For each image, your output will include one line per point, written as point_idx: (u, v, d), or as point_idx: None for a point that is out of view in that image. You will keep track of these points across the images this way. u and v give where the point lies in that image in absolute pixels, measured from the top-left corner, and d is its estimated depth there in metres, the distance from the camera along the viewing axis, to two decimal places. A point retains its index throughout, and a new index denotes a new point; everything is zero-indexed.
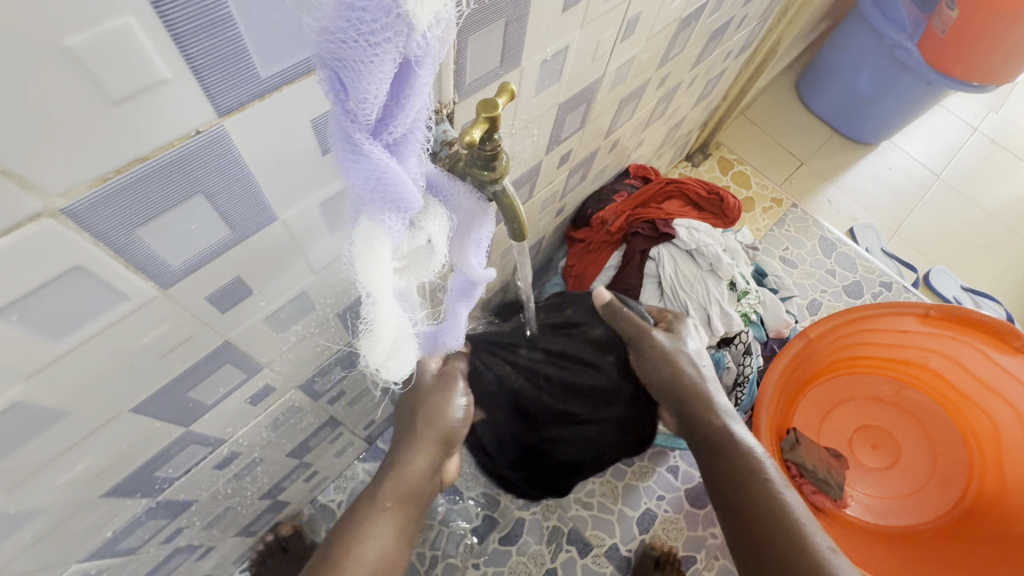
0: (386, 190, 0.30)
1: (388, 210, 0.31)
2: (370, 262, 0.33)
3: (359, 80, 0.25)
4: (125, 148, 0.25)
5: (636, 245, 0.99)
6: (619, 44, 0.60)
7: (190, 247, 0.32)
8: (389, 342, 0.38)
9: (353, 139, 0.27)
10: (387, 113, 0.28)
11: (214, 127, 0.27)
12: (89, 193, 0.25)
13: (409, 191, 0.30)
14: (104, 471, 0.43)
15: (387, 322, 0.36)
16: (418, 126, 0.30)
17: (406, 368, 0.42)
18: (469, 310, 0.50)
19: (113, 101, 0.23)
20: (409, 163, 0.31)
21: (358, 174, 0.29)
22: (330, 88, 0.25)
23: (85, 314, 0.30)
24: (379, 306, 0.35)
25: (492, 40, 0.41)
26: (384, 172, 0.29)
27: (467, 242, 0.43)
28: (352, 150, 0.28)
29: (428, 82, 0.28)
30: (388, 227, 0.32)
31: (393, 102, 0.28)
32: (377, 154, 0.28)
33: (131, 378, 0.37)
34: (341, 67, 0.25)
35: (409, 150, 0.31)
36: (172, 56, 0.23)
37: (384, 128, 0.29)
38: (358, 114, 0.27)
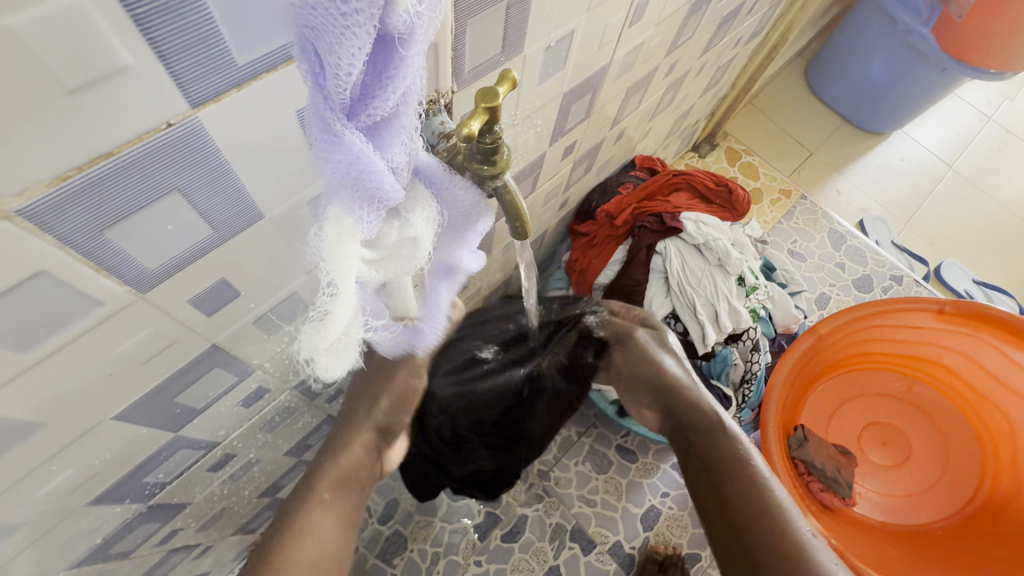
0: (361, 179, 0.27)
1: (362, 202, 0.28)
2: (332, 249, 0.29)
3: (333, 54, 0.22)
4: (87, 143, 0.22)
5: (643, 240, 0.96)
6: (627, 30, 0.57)
7: (167, 249, 0.30)
8: (337, 336, 0.34)
9: (329, 121, 0.25)
10: (367, 92, 0.26)
11: (188, 119, 0.25)
12: (48, 193, 0.22)
13: (387, 180, 0.27)
14: (89, 480, 0.42)
15: (343, 317, 0.33)
16: (403, 109, 0.28)
17: (338, 371, 0.38)
18: (451, 293, 0.46)
19: (69, 91, 0.20)
20: (391, 151, 0.29)
21: (332, 160, 0.26)
22: (305, 61, 0.23)
23: (54, 323, 0.28)
24: (338, 296, 0.31)
25: (492, 24, 0.38)
26: (358, 157, 0.26)
27: (460, 239, 0.40)
28: (328, 134, 0.25)
29: (414, 61, 0.26)
30: (362, 221, 0.29)
31: (374, 81, 0.26)
32: (353, 138, 0.25)
33: (110, 386, 0.35)
34: (315, 35, 0.22)
35: (390, 136, 0.28)
36: (135, 40, 0.21)
37: (363, 108, 0.26)
38: (333, 94, 0.24)
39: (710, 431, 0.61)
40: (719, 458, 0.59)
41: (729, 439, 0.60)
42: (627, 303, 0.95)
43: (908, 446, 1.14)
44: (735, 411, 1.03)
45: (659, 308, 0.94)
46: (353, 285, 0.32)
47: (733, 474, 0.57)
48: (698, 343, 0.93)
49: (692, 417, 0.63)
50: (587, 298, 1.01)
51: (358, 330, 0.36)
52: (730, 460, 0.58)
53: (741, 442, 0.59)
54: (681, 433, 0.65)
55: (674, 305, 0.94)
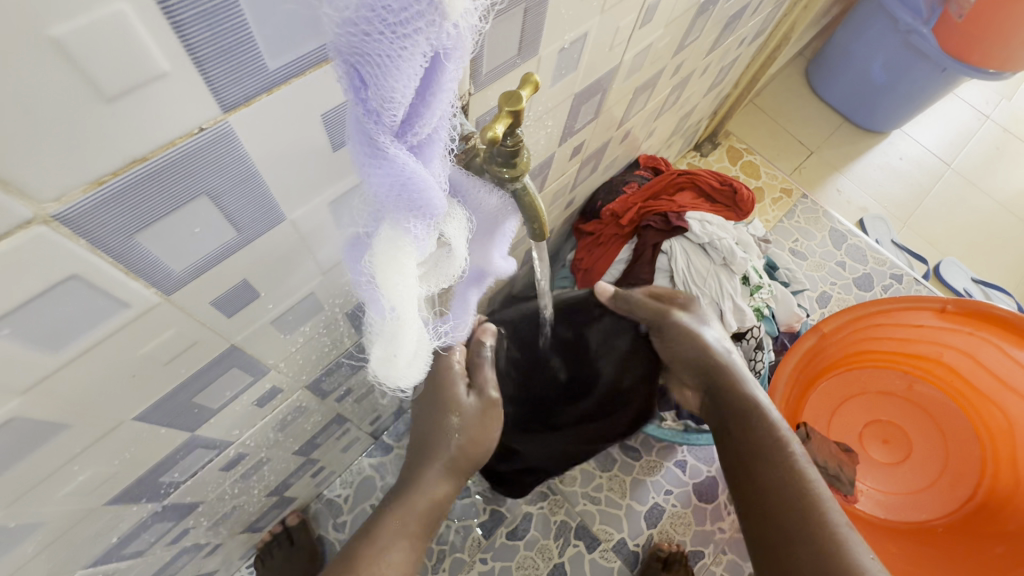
0: (409, 196, 0.27)
1: (413, 217, 0.29)
2: (392, 273, 0.30)
3: (385, 77, 0.23)
4: (124, 149, 0.23)
5: (648, 239, 0.96)
6: (637, 31, 0.58)
7: (194, 252, 0.30)
8: (411, 353, 0.35)
9: (377, 140, 0.25)
10: (411, 111, 0.26)
11: (219, 124, 0.25)
12: (85, 198, 0.23)
13: (435, 196, 0.28)
14: (108, 479, 0.42)
15: (410, 337, 0.34)
16: (442, 125, 0.28)
17: (415, 378, 0.39)
18: (479, 297, 0.48)
19: (108, 97, 0.21)
20: (434, 164, 0.29)
21: (380, 178, 0.26)
22: (349, 83, 0.23)
23: (84, 325, 0.28)
24: (402, 320, 0.32)
25: (510, 27, 0.38)
26: (409, 175, 0.26)
27: (492, 239, 0.43)
28: (375, 153, 0.26)
29: (455, 76, 0.26)
30: (413, 234, 0.29)
31: (418, 100, 0.26)
32: (402, 157, 0.26)
33: (133, 387, 0.35)
34: (363, 62, 0.22)
35: (433, 151, 0.28)
36: (173, 47, 0.21)
37: (407, 128, 0.27)
38: (383, 114, 0.24)
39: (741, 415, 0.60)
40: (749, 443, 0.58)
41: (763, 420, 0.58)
42: None
43: (910, 445, 1.15)
44: None
45: None
46: (414, 306, 0.33)
47: (769, 454, 0.56)
48: None
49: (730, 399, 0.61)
50: None
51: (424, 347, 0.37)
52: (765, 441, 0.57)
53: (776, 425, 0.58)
54: (719, 423, 0.63)
55: None
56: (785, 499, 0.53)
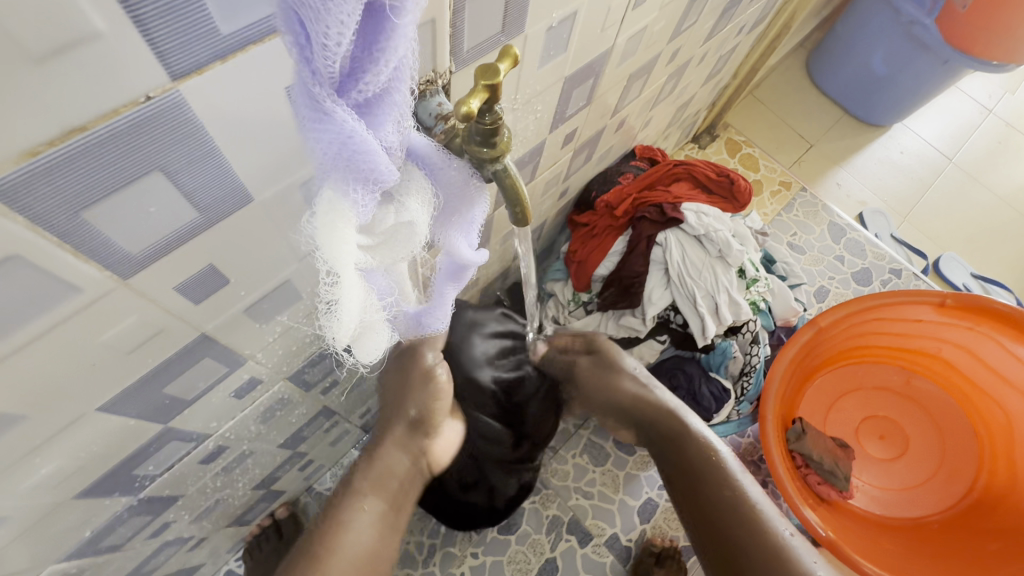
0: (353, 159, 0.26)
1: (355, 182, 0.27)
2: (332, 238, 0.28)
3: (317, 22, 0.21)
4: (60, 116, 0.21)
5: (643, 231, 0.94)
6: (630, 13, 0.56)
7: (150, 233, 0.28)
8: (356, 327, 0.35)
9: (316, 96, 0.23)
10: (357, 66, 0.24)
11: (168, 92, 0.23)
12: (17, 169, 0.21)
13: (380, 161, 0.26)
14: (75, 473, 0.40)
15: (352, 306, 0.33)
16: (396, 85, 0.26)
17: (377, 351, 0.41)
18: (457, 292, 0.46)
19: (35, 58, 0.19)
20: (385, 129, 0.27)
21: (321, 137, 0.25)
22: (288, 30, 0.22)
23: (31, 309, 0.26)
24: (341, 288, 0.31)
25: (492, 1, 0.36)
26: (350, 136, 0.25)
27: (456, 224, 0.39)
28: (315, 109, 0.24)
29: (408, 30, 0.24)
30: (356, 204, 0.27)
31: (364, 55, 0.24)
32: (342, 115, 0.24)
33: (95, 377, 0.34)
34: (298, 5, 0.21)
35: (384, 114, 0.27)
36: (105, 2, 0.19)
37: (353, 84, 0.25)
38: (320, 67, 0.23)
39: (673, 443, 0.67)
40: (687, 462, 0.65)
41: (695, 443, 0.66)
42: (627, 294, 0.94)
43: (905, 440, 1.15)
44: (734, 404, 1.02)
45: (659, 300, 0.93)
46: (356, 274, 0.32)
47: (705, 477, 0.63)
48: (698, 336, 0.92)
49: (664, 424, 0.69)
50: (586, 290, 1.00)
51: (375, 317, 0.37)
52: (701, 462, 0.64)
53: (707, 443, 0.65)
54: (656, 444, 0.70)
55: (674, 297, 0.93)
56: (728, 517, 0.61)
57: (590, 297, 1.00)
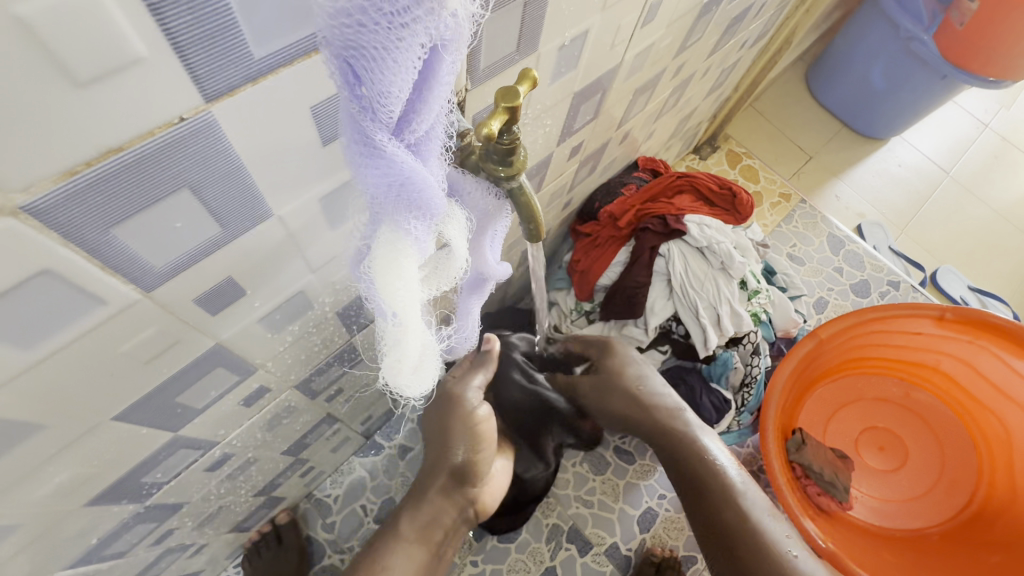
0: (407, 194, 0.27)
1: (412, 214, 0.28)
2: (391, 274, 0.29)
3: (380, 70, 0.22)
4: (97, 137, 0.21)
5: (645, 242, 0.95)
6: (639, 30, 0.57)
7: (175, 247, 0.29)
8: (416, 361, 0.34)
9: (372, 137, 0.24)
10: (409, 108, 0.25)
11: (201, 114, 0.24)
12: (55, 189, 0.21)
13: (433, 194, 0.28)
14: (87, 480, 0.41)
15: (415, 342, 0.33)
16: (440, 121, 0.27)
17: (426, 389, 0.37)
18: (481, 306, 0.48)
19: (79, 83, 0.19)
20: (432, 163, 0.28)
21: (377, 176, 0.26)
22: (343, 78, 0.22)
23: (57, 321, 0.27)
24: (405, 325, 0.31)
25: (509, 22, 0.37)
26: (407, 174, 0.26)
27: (485, 240, 0.41)
28: (370, 150, 0.25)
29: (453, 69, 0.25)
30: (413, 236, 0.29)
31: (417, 96, 0.25)
32: (400, 155, 0.25)
33: (113, 386, 0.34)
34: (358, 55, 0.21)
35: (431, 149, 0.28)
36: (149, 31, 0.20)
37: (407, 125, 0.26)
38: (379, 111, 0.23)
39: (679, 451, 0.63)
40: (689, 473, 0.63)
41: (692, 452, 0.63)
42: (629, 304, 0.95)
43: (905, 451, 1.15)
44: (734, 415, 1.02)
45: (661, 310, 0.94)
46: (419, 312, 0.32)
47: (704, 488, 0.61)
48: (700, 347, 0.93)
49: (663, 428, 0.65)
50: (588, 299, 1.01)
51: (433, 352, 0.37)
52: (702, 473, 0.62)
53: (703, 454, 0.62)
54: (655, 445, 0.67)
55: (676, 308, 0.94)
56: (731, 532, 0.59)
57: (593, 306, 1.01)
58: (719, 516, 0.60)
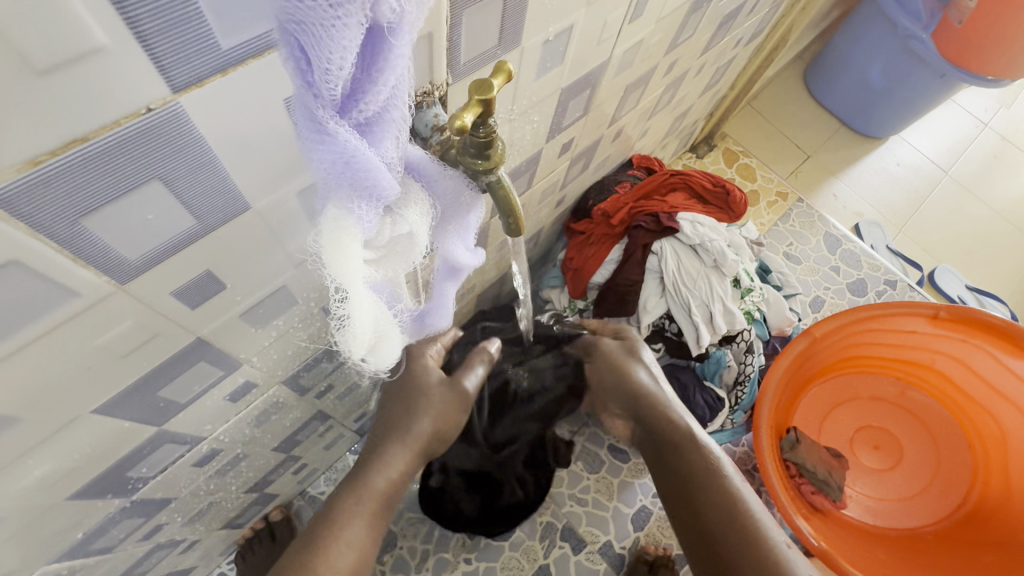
0: (355, 175, 0.26)
1: (357, 198, 0.28)
2: (337, 254, 0.30)
3: (320, 47, 0.22)
4: (61, 127, 0.21)
5: (638, 239, 0.95)
6: (627, 26, 0.57)
7: (148, 239, 0.29)
8: (367, 336, 0.36)
9: (317, 116, 0.24)
10: (357, 87, 0.25)
11: (169, 104, 0.24)
12: (18, 178, 0.22)
13: (383, 177, 0.27)
14: (68, 475, 0.41)
15: (362, 317, 0.34)
16: (396, 104, 0.27)
17: (390, 356, 0.42)
18: (456, 290, 0.48)
19: (40, 71, 0.20)
20: (385, 146, 0.28)
21: (323, 155, 0.25)
22: (289, 56, 0.22)
23: (28, 313, 0.27)
24: (351, 302, 0.32)
25: (489, 16, 0.37)
26: (352, 155, 0.25)
27: (453, 231, 0.40)
28: (318, 129, 0.25)
29: (406, 51, 0.25)
30: (359, 218, 0.29)
31: (363, 75, 0.25)
32: (344, 135, 0.25)
33: (91, 379, 0.34)
34: (300, 31, 0.21)
35: (383, 131, 0.28)
36: (110, 20, 0.20)
37: (353, 104, 0.26)
38: (321, 89, 0.23)
39: (672, 446, 0.59)
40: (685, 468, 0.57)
41: (694, 447, 0.58)
42: (622, 302, 0.94)
43: (900, 450, 1.15)
44: (728, 413, 1.02)
45: (654, 308, 0.94)
46: (365, 288, 0.33)
47: (701, 485, 0.56)
48: (693, 345, 0.93)
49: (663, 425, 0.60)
50: (582, 297, 1.01)
51: (390, 324, 0.38)
52: (701, 470, 0.56)
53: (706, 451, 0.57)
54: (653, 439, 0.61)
55: (669, 305, 0.94)
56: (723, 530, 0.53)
57: (586, 304, 1.00)
58: (708, 516, 0.54)
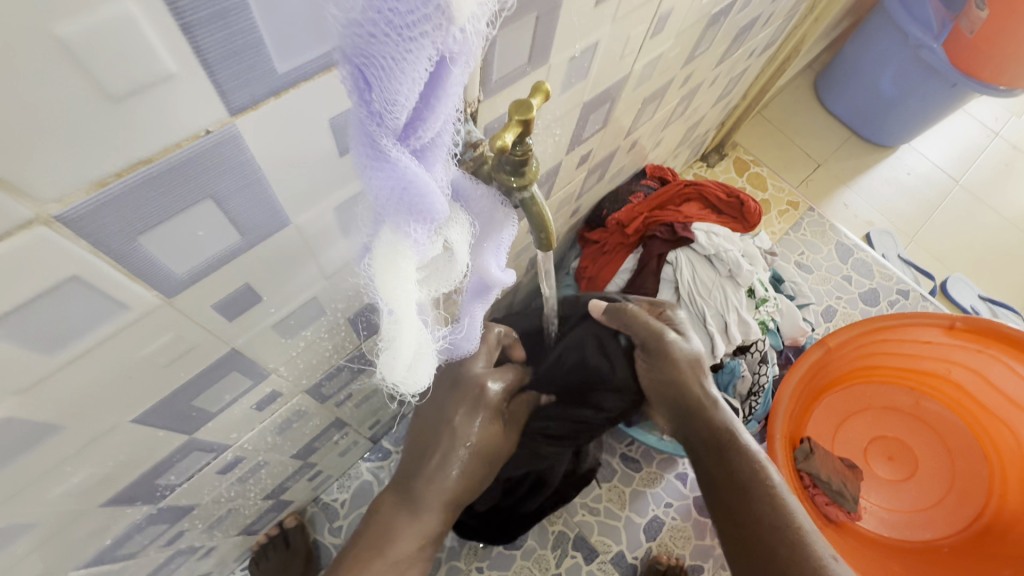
0: (410, 200, 0.27)
1: (413, 222, 0.28)
2: (390, 274, 0.30)
3: (388, 78, 0.23)
4: (125, 150, 0.22)
5: (654, 249, 0.96)
6: (648, 41, 0.57)
7: (195, 255, 0.30)
8: (411, 355, 0.35)
9: (378, 142, 0.25)
10: (416, 116, 0.26)
11: (226, 127, 0.25)
12: (87, 199, 0.22)
13: (436, 200, 0.28)
14: (103, 481, 0.41)
15: (410, 339, 0.33)
16: (447, 129, 0.28)
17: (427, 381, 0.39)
18: (485, 310, 0.48)
19: (114, 98, 0.20)
20: (435, 169, 0.29)
21: (381, 181, 0.26)
22: (354, 86, 0.23)
23: (80, 327, 0.28)
24: (401, 323, 0.32)
25: (521, 35, 0.38)
26: (410, 180, 0.26)
27: (488, 247, 0.41)
28: (376, 154, 0.25)
29: (461, 80, 0.26)
30: (413, 240, 0.29)
31: (423, 104, 0.26)
32: (403, 160, 0.26)
33: (131, 389, 0.35)
34: (368, 63, 0.22)
35: (437, 156, 0.28)
36: (181, 49, 0.21)
37: (412, 132, 0.27)
38: (385, 117, 0.24)
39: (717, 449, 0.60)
40: (731, 472, 0.58)
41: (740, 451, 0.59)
42: None
43: (914, 461, 1.14)
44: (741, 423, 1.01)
45: None
46: (415, 309, 0.33)
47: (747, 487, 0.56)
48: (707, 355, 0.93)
49: (705, 429, 0.62)
50: None
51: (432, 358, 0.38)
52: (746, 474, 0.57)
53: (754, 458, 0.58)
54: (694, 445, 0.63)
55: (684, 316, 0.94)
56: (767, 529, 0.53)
57: None
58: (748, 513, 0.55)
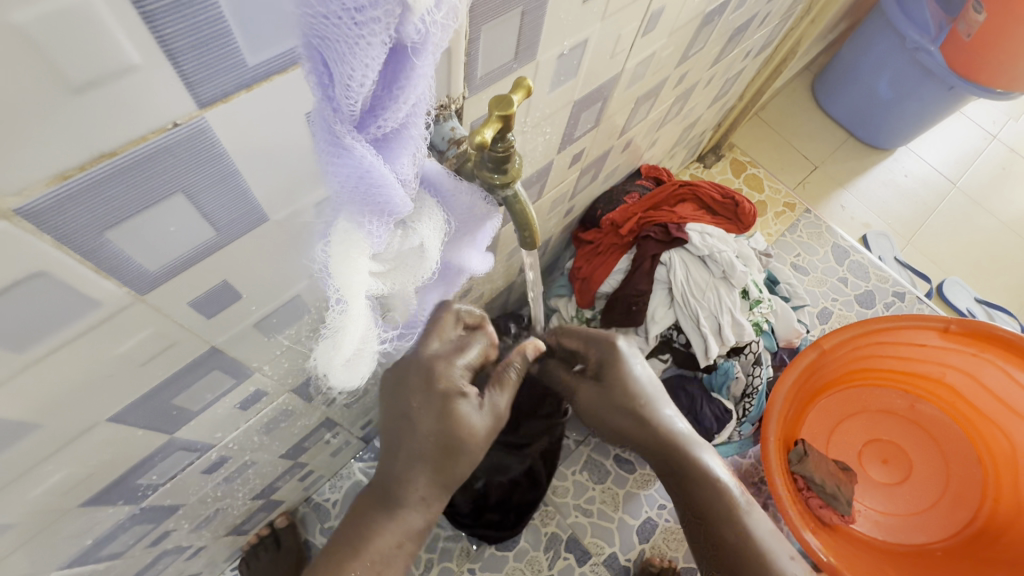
0: (369, 191, 0.27)
1: (369, 213, 0.28)
2: (344, 266, 0.29)
3: (344, 63, 0.22)
4: (91, 142, 0.22)
5: (647, 249, 0.95)
6: (640, 39, 0.57)
7: (168, 250, 0.29)
8: (352, 350, 0.35)
9: (335, 132, 0.24)
10: (377, 104, 0.26)
11: (195, 120, 0.24)
12: (49, 192, 0.22)
13: (395, 193, 0.27)
14: (82, 482, 0.41)
15: (356, 330, 0.33)
16: (413, 121, 0.27)
17: (356, 378, 0.40)
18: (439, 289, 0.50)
19: (75, 88, 0.20)
20: (400, 161, 0.28)
21: (339, 170, 0.26)
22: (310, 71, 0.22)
23: (50, 324, 0.27)
24: (348, 313, 0.32)
25: (506, 30, 0.38)
26: (367, 170, 0.26)
27: (465, 242, 0.41)
28: (335, 145, 0.25)
29: (426, 71, 0.26)
30: (369, 232, 0.29)
31: (385, 92, 0.25)
32: (360, 150, 0.25)
33: (108, 387, 0.34)
34: (324, 46, 0.21)
35: (400, 147, 0.28)
36: (144, 38, 0.20)
37: (372, 121, 0.26)
38: (341, 103, 0.23)
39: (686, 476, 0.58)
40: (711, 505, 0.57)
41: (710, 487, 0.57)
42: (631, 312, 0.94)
43: (909, 466, 1.13)
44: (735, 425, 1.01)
45: (662, 318, 0.94)
46: (363, 301, 0.33)
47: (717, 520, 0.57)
48: (700, 356, 0.93)
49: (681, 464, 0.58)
50: (590, 306, 1.01)
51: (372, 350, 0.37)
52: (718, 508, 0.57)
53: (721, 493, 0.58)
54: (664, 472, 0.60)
55: (677, 316, 0.94)
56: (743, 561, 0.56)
57: (594, 314, 1.01)
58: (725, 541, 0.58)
